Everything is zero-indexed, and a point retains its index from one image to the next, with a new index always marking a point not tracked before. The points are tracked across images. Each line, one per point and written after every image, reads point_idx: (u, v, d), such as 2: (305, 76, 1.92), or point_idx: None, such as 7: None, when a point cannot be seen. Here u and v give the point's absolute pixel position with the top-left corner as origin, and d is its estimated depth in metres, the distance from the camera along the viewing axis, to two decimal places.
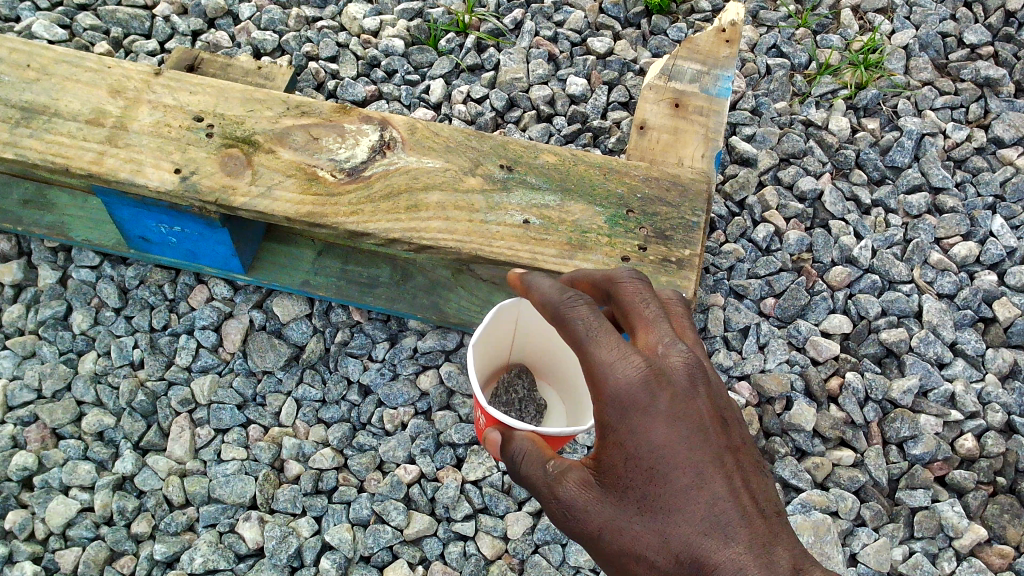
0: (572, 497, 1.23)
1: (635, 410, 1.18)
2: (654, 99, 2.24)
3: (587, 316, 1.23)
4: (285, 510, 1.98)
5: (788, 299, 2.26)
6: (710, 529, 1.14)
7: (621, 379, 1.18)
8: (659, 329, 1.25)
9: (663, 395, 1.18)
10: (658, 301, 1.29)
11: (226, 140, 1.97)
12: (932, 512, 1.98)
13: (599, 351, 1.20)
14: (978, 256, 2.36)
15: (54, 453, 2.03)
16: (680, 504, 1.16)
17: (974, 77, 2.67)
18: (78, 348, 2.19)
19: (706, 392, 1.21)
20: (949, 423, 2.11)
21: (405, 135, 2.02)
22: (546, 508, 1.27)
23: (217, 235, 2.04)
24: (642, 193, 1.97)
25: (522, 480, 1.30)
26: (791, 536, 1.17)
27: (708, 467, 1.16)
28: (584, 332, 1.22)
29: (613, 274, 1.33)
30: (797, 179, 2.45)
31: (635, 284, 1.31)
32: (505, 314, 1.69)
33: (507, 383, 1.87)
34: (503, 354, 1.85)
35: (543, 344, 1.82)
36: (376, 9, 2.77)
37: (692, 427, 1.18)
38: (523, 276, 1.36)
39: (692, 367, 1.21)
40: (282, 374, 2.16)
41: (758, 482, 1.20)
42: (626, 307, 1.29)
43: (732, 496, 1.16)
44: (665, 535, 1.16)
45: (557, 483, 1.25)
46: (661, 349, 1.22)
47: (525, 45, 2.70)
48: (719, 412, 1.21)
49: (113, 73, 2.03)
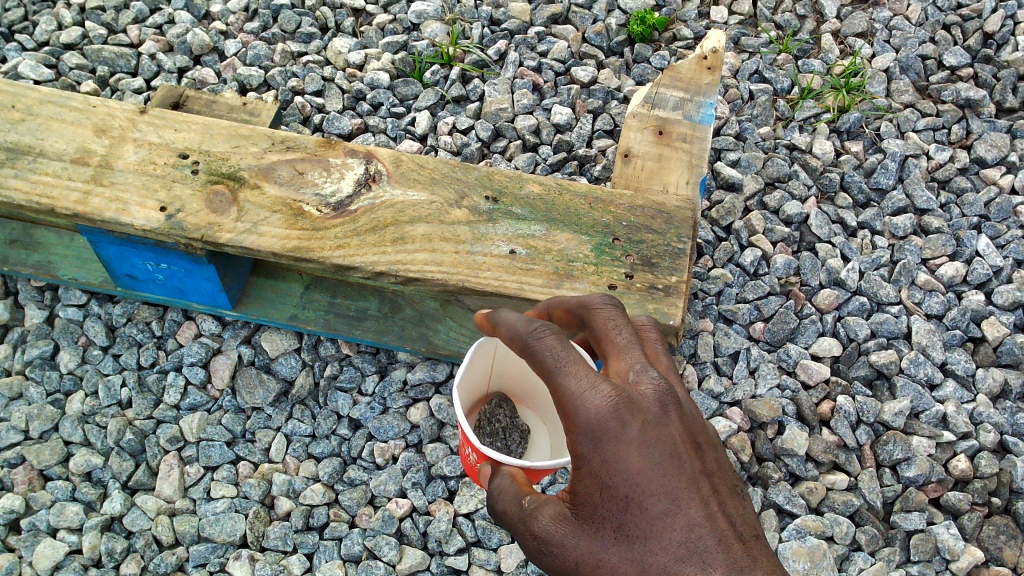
0: (548, 532, 1.22)
1: (607, 440, 1.17)
2: (638, 127, 2.26)
3: (556, 347, 1.20)
4: (276, 548, 1.97)
5: (777, 323, 2.26)
6: (687, 556, 1.13)
7: (591, 409, 1.17)
8: (630, 356, 1.24)
9: (634, 422, 1.17)
10: (631, 327, 1.28)
11: (212, 176, 1.98)
12: (928, 535, 1.97)
13: (568, 382, 1.18)
14: (965, 276, 2.37)
15: (41, 495, 2.01)
16: (656, 532, 1.15)
17: (955, 97, 2.69)
18: (65, 388, 2.17)
19: (679, 418, 1.21)
20: (942, 444, 2.10)
21: (391, 168, 2.02)
22: (523, 544, 1.26)
23: (204, 272, 2.03)
24: (627, 220, 1.98)
25: (499, 517, 1.32)
26: (770, 559, 1.16)
27: (682, 493, 1.16)
28: (553, 364, 1.19)
29: (586, 300, 1.32)
30: (783, 204, 2.46)
31: (608, 310, 1.30)
32: (482, 350, 1.68)
33: (489, 414, 1.84)
34: (482, 385, 1.82)
35: (523, 370, 1.81)
36: (361, 43, 2.79)
37: (665, 453, 1.17)
38: (489, 313, 1.34)
39: (664, 394, 1.20)
40: (272, 411, 2.15)
41: (735, 506, 1.19)
42: (600, 333, 1.28)
43: (709, 521, 1.15)
44: (643, 564, 1.15)
45: (533, 518, 1.24)
46: (632, 376, 1.21)
47: (509, 75, 2.72)
48: (692, 436, 1.21)
49: (98, 112, 2.04)
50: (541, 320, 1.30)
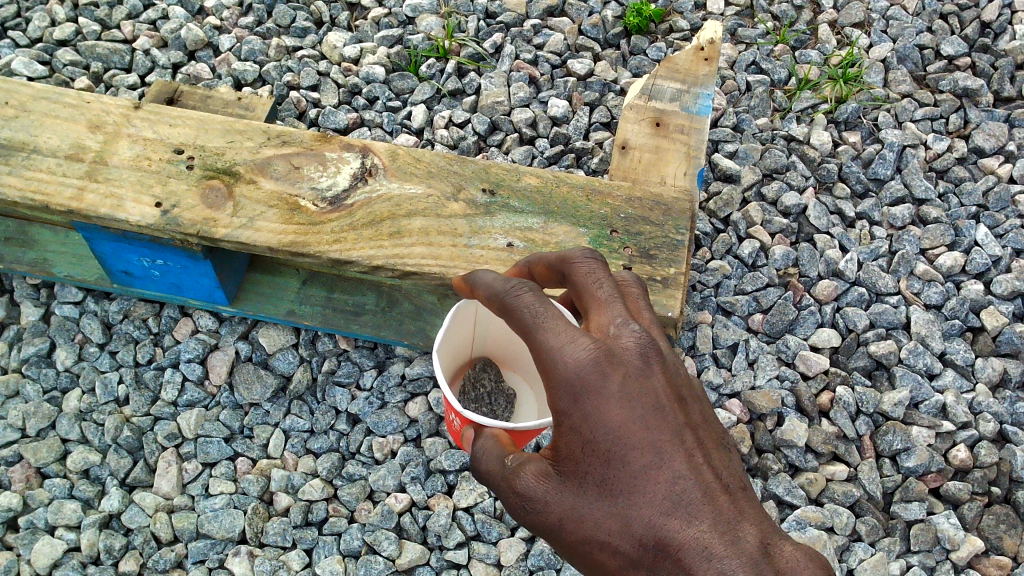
0: (531, 489, 1.23)
1: (587, 393, 1.17)
2: (635, 119, 2.25)
3: (533, 304, 1.23)
4: (275, 544, 1.96)
5: (776, 314, 2.25)
6: (672, 510, 1.14)
7: (570, 362, 1.18)
8: (611, 310, 1.25)
9: (614, 375, 1.18)
10: (613, 281, 1.30)
11: (207, 171, 1.97)
12: (928, 525, 1.97)
13: (548, 337, 1.20)
14: (964, 265, 2.36)
15: (39, 493, 2.00)
16: (639, 486, 1.16)
17: (953, 87, 2.68)
18: (62, 386, 2.16)
19: (662, 370, 1.21)
20: (942, 434, 2.10)
21: (387, 161, 2.01)
22: (506, 502, 1.26)
23: (200, 267, 2.03)
24: (625, 213, 1.97)
25: (483, 477, 1.32)
26: (756, 511, 1.17)
27: (666, 447, 1.16)
28: (532, 321, 1.22)
29: (567, 256, 1.34)
30: (781, 195, 2.45)
31: (589, 264, 1.31)
32: (462, 314, 1.68)
33: (473, 378, 1.84)
34: (466, 349, 1.82)
35: (505, 332, 1.81)
36: (356, 37, 2.78)
37: (648, 407, 1.17)
38: (467, 276, 1.36)
39: (645, 346, 1.21)
40: (270, 406, 2.14)
41: (721, 458, 1.21)
42: (580, 288, 1.30)
43: (694, 474, 1.16)
44: (628, 518, 1.16)
45: (516, 476, 1.25)
46: (613, 330, 1.23)
47: (505, 69, 2.71)
48: (676, 389, 1.21)
49: (92, 108, 2.03)
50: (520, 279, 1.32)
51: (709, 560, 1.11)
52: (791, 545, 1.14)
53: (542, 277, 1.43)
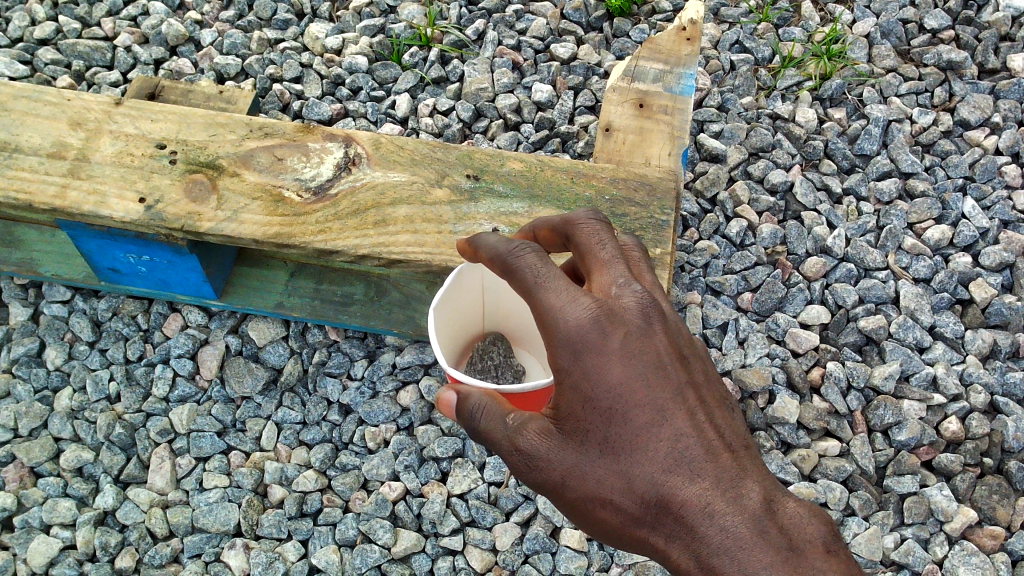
0: (534, 447, 1.20)
1: (589, 351, 1.19)
2: (618, 101, 2.24)
3: (535, 264, 1.23)
4: (271, 535, 1.96)
5: (765, 293, 2.25)
6: (674, 467, 1.17)
7: (572, 321, 1.19)
8: (614, 270, 1.27)
9: (615, 334, 1.19)
10: (615, 243, 1.31)
11: (190, 165, 1.96)
12: (921, 497, 1.97)
13: (548, 296, 1.21)
14: (952, 238, 2.36)
15: (33, 492, 2.00)
16: (641, 445, 1.18)
17: (937, 60, 2.68)
18: (53, 385, 2.16)
19: (663, 330, 1.23)
20: (933, 407, 2.10)
21: (371, 151, 2.01)
22: (505, 460, 1.24)
23: (187, 262, 2.02)
24: (610, 194, 1.97)
25: (477, 437, 1.26)
26: (758, 468, 1.20)
27: (668, 404, 1.19)
28: (534, 281, 1.22)
29: (571, 217, 1.34)
30: (767, 173, 2.45)
31: (592, 225, 1.32)
32: (468, 278, 1.66)
33: (482, 351, 1.84)
34: (475, 321, 1.83)
35: (510, 305, 1.79)
36: (338, 27, 2.77)
37: (649, 365, 1.19)
38: (471, 239, 1.36)
39: (646, 306, 1.23)
40: (261, 399, 2.14)
41: (722, 417, 1.23)
42: (583, 250, 1.31)
43: (696, 432, 1.18)
44: (629, 476, 1.18)
45: (517, 434, 1.21)
46: (615, 291, 1.25)
47: (489, 55, 2.70)
48: (677, 348, 1.24)
49: (73, 105, 2.02)
50: (522, 240, 1.32)
51: (712, 517, 1.14)
52: (794, 502, 1.18)
53: (545, 240, 1.42)
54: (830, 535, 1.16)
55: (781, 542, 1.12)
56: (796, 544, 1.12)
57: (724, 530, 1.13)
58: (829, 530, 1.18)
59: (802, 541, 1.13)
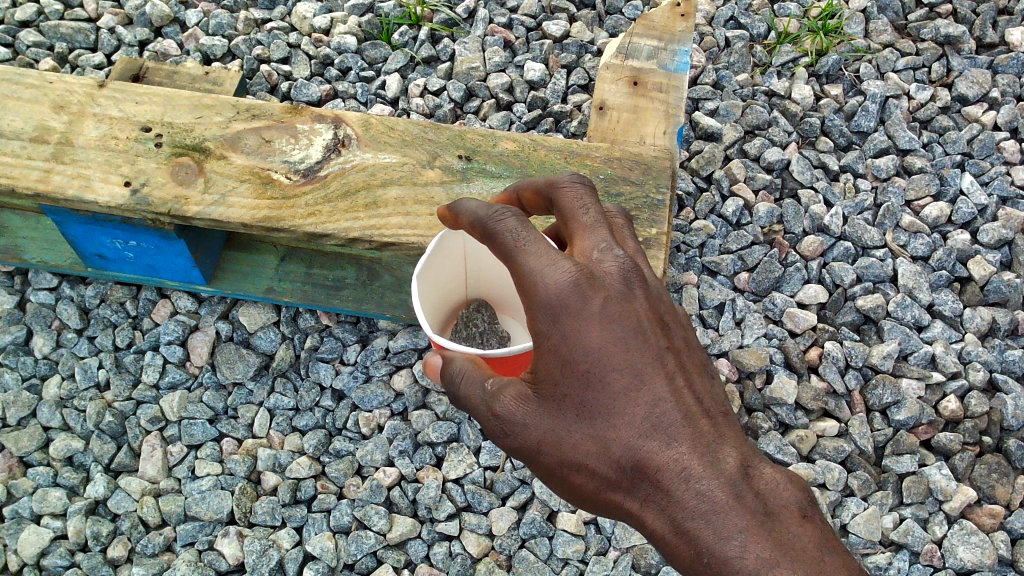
0: (509, 412, 1.20)
1: (567, 314, 1.15)
2: (612, 79, 2.20)
3: (515, 228, 1.18)
4: (264, 523, 1.93)
5: (762, 272, 2.23)
6: (651, 431, 1.15)
7: (552, 285, 1.15)
8: (595, 235, 1.23)
9: (596, 297, 1.16)
10: (599, 207, 1.26)
11: (176, 148, 1.92)
12: (920, 477, 1.96)
13: (528, 259, 1.16)
14: (950, 216, 2.34)
15: (22, 483, 1.97)
16: (619, 409, 1.16)
17: (935, 35, 2.64)
18: (41, 373, 2.13)
19: (644, 295, 1.20)
20: (931, 386, 2.08)
21: (360, 131, 1.97)
22: (483, 426, 1.23)
23: (175, 247, 1.98)
24: (605, 173, 1.94)
25: (458, 402, 1.26)
26: (736, 434, 1.20)
27: (646, 368, 1.16)
28: (514, 245, 1.18)
29: (554, 179, 1.29)
30: (763, 151, 2.43)
31: (576, 189, 1.27)
32: (449, 244, 1.61)
33: (466, 318, 1.81)
34: (459, 290, 1.79)
35: (494, 274, 1.75)
36: (326, 6, 2.73)
37: (629, 329, 1.16)
38: (451, 203, 1.31)
39: (627, 271, 1.20)
40: (253, 385, 2.11)
41: (702, 383, 1.21)
42: (566, 214, 1.26)
43: (674, 397, 1.16)
44: (606, 441, 1.16)
45: (494, 400, 1.21)
46: (596, 255, 1.21)
47: (480, 33, 2.66)
48: (658, 314, 1.21)
49: (55, 88, 1.98)
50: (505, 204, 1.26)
51: (688, 480, 1.13)
52: (770, 468, 1.17)
53: (529, 203, 1.38)
54: (805, 501, 1.16)
55: (756, 507, 1.12)
56: (771, 509, 1.13)
57: (700, 494, 1.12)
58: (805, 496, 1.18)
59: (776, 505, 1.13)
